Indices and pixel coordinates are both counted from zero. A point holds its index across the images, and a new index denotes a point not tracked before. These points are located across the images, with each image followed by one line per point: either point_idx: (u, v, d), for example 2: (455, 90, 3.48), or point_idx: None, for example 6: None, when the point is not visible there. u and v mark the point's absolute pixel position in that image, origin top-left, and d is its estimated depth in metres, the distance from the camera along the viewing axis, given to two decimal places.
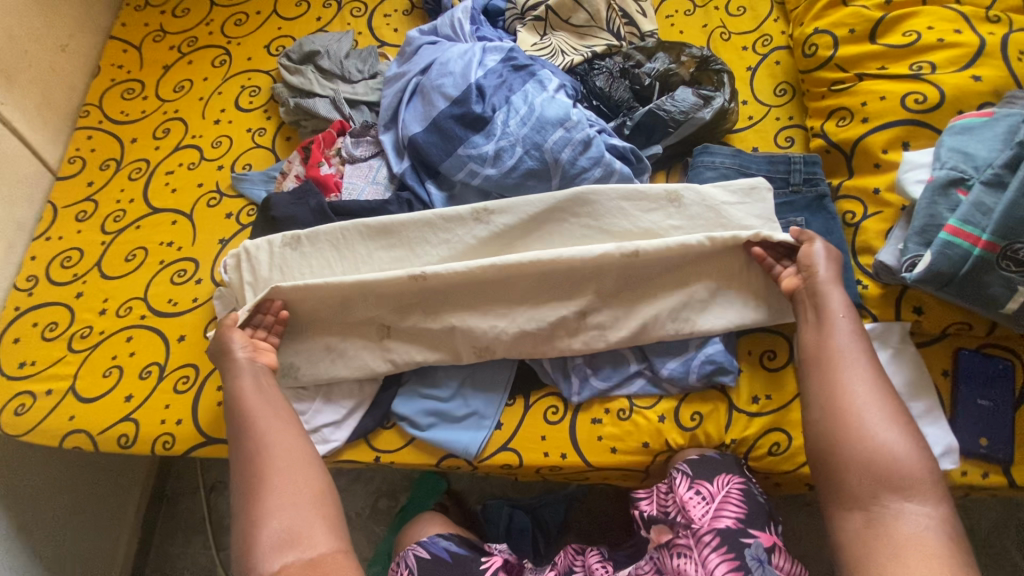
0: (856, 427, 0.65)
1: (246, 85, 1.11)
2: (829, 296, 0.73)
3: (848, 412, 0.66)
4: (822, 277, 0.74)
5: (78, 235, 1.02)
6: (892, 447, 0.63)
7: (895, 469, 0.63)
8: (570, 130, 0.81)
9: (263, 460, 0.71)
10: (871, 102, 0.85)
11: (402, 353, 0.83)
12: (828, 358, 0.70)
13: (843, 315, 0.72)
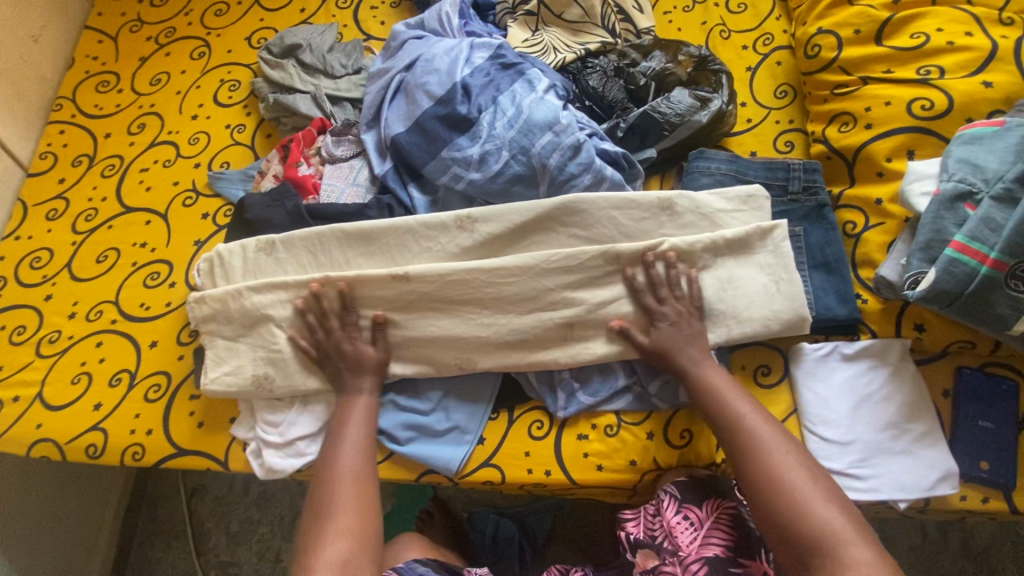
0: (775, 489, 0.62)
1: (225, 79, 1.07)
2: (701, 371, 0.72)
3: (755, 473, 0.64)
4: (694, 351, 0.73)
5: (48, 234, 0.98)
6: (813, 501, 0.60)
7: (809, 521, 0.59)
8: (559, 134, 0.77)
9: (334, 486, 0.69)
10: (876, 107, 0.81)
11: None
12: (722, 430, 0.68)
13: (721, 383, 0.70)
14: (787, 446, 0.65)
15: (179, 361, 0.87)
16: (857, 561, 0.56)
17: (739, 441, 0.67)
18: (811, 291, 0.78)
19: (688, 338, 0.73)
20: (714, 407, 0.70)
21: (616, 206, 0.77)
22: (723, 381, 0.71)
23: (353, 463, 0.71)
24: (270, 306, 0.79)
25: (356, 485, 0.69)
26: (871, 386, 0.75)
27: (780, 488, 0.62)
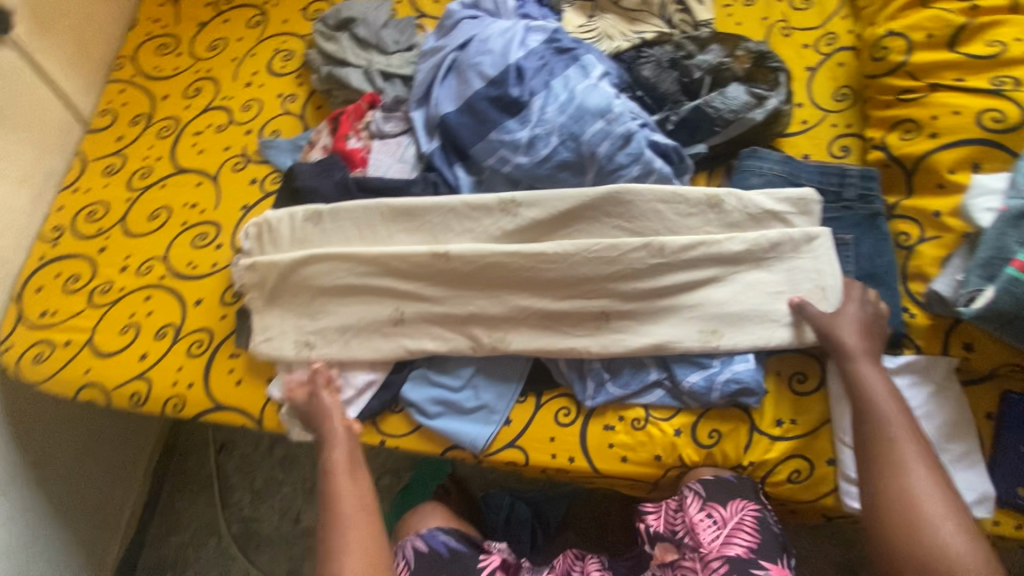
0: (925, 519, 0.60)
1: (280, 49, 1.08)
2: (863, 368, 0.69)
3: (902, 501, 0.62)
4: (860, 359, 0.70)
5: (105, 189, 1.02)
6: (952, 540, 0.59)
7: (953, 567, 0.58)
8: (611, 122, 0.76)
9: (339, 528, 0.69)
10: (942, 116, 0.78)
11: (415, 340, 0.80)
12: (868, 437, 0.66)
13: (888, 399, 0.67)
14: (943, 478, 0.63)
15: (222, 320, 0.90)
16: None
17: (888, 454, 0.64)
18: None
19: (868, 330, 0.72)
20: (870, 412, 0.67)
21: (662, 200, 0.76)
22: (886, 390, 0.67)
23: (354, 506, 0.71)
24: (314, 274, 0.82)
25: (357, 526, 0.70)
26: (911, 403, 0.73)
27: (920, 516, 0.60)
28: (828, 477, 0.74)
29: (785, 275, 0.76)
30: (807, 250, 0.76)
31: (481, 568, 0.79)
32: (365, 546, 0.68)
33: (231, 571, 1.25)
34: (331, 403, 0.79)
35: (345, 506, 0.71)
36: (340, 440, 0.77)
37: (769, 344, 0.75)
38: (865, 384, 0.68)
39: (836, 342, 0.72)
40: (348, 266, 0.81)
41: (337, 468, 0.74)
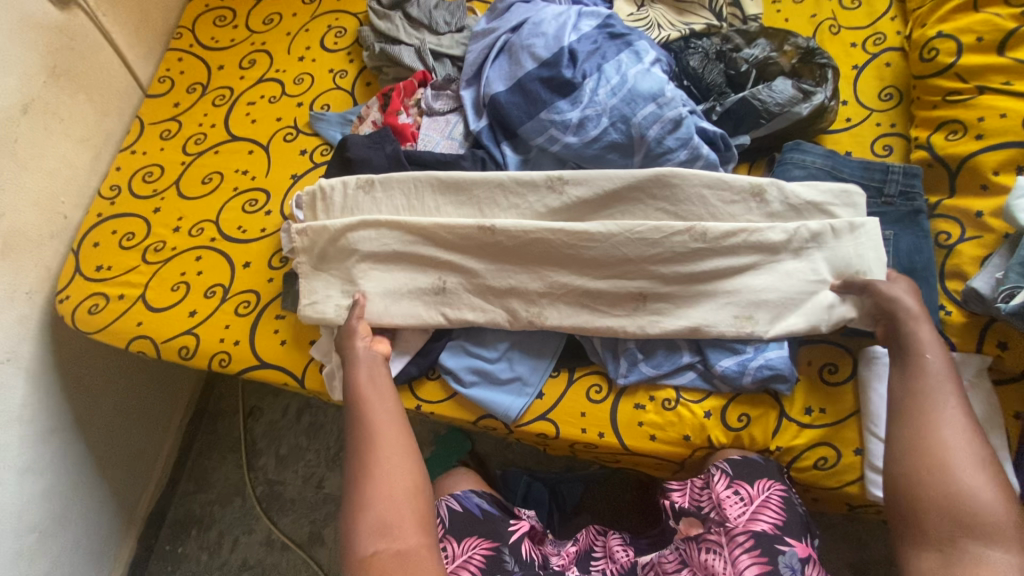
0: (954, 461, 0.61)
1: (332, 25, 1.11)
2: (921, 329, 0.70)
3: (933, 444, 0.62)
4: (908, 311, 0.71)
5: (161, 152, 1.06)
6: (983, 486, 0.59)
7: (976, 510, 0.58)
8: (662, 106, 0.78)
9: (368, 434, 0.70)
10: (989, 118, 0.79)
11: (456, 310, 0.83)
12: (910, 387, 0.67)
13: (932, 349, 0.68)
14: (978, 434, 0.63)
15: (268, 283, 0.94)
16: (1007, 561, 0.56)
17: (926, 402, 0.65)
18: None
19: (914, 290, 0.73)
20: (916, 365, 0.68)
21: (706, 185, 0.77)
22: (938, 349, 0.68)
23: (381, 412, 0.72)
24: (360, 240, 0.84)
25: (387, 429, 0.70)
26: None
27: (953, 461, 0.61)
28: (855, 466, 0.76)
29: (829, 263, 0.77)
30: (850, 238, 0.77)
31: (511, 531, 0.83)
32: (393, 446, 0.69)
33: (255, 530, 1.29)
34: (365, 341, 0.81)
35: (372, 412, 0.72)
36: (362, 358, 0.78)
37: (808, 330, 0.76)
38: (918, 341, 0.69)
39: (893, 305, 0.72)
40: (395, 234, 0.83)
41: (359, 381, 0.75)
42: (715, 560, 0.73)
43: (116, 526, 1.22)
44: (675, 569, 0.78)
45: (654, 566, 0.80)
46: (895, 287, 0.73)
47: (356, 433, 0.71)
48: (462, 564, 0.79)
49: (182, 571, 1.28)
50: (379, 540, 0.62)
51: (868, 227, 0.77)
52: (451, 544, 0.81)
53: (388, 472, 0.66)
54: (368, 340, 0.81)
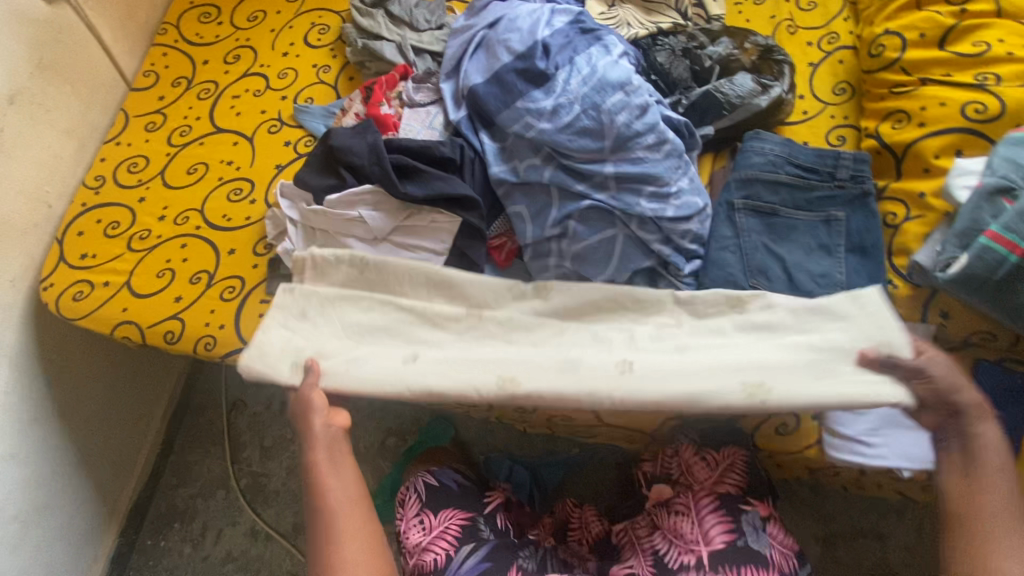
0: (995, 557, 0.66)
1: (316, 23, 1.15)
2: (984, 430, 0.70)
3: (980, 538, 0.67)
4: (974, 401, 0.71)
5: (146, 144, 1.08)
6: None
7: None
8: (630, 94, 0.83)
9: (333, 525, 0.73)
10: (930, 107, 0.85)
11: (421, 379, 0.79)
12: (974, 493, 0.69)
13: (992, 442, 0.70)
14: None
15: (253, 269, 0.96)
16: None
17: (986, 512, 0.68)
18: (845, 271, 0.83)
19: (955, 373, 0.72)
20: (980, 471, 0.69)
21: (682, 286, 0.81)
22: (998, 445, 0.70)
23: (343, 500, 0.74)
24: (350, 320, 0.86)
25: (353, 518, 0.73)
26: None
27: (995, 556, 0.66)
28: (810, 432, 0.81)
29: (840, 333, 0.75)
30: (861, 309, 0.75)
31: (486, 504, 0.89)
32: (359, 540, 0.72)
33: (239, 522, 1.30)
34: (324, 416, 0.79)
35: (334, 501, 0.74)
36: (320, 436, 0.77)
37: (831, 398, 0.71)
38: (981, 443, 0.70)
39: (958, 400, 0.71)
40: (384, 314, 0.86)
41: (321, 470, 0.75)
42: (682, 521, 0.79)
43: (96, 521, 1.22)
44: (648, 534, 0.82)
45: (628, 533, 0.85)
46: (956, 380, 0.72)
47: (317, 526, 0.73)
48: (438, 535, 0.83)
49: (164, 565, 1.28)
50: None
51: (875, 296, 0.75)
52: (428, 517, 0.85)
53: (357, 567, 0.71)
54: (327, 414, 0.79)
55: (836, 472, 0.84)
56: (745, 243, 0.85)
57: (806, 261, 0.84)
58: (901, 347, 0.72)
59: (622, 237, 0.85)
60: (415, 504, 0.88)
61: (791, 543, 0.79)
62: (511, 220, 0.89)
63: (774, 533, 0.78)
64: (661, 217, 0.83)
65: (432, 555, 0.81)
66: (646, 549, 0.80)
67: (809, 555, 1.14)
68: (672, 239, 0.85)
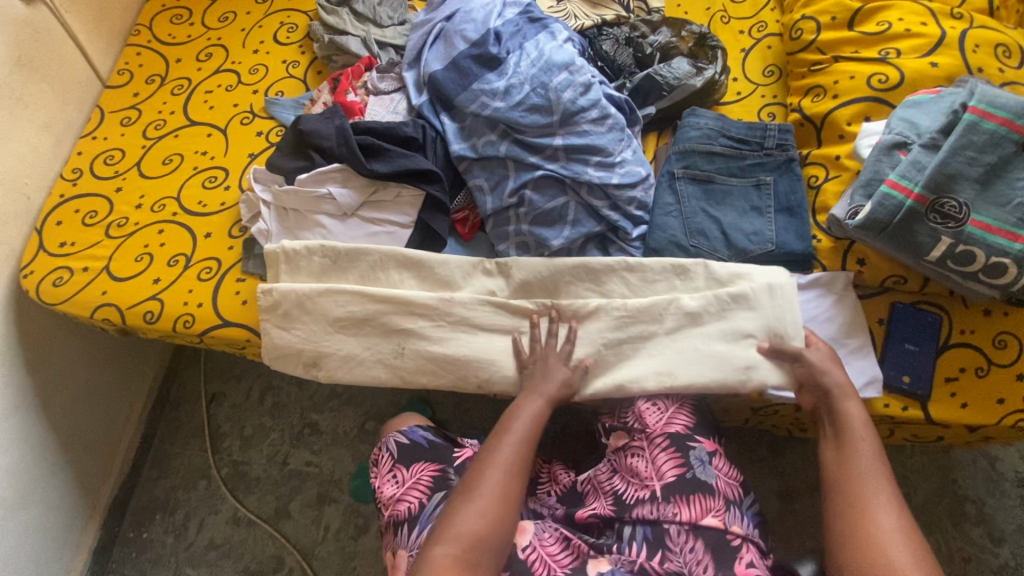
0: (874, 532, 0.68)
1: (285, 22, 1.21)
2: (849, 409, 0.79)
3: (861, 516, 0.70)
4: (838, 386, 0.80)
5: (122, 138, 1.13)
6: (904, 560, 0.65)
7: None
8: (573, 73, 0.93)
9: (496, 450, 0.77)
10: (842, 81, 0.95)
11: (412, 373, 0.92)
12: (846, 470, 0.75)
13: (858, 423, 0.77)
14: (901, 512, 0.69)
15: (229, 250, 1.01)
16: None
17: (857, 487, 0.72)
18: (775, 229, 0.92)
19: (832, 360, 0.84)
20: (849, 449, 0.76)
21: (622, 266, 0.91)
22: (865, 425, 0.77)
23: (519, 437, 0.78)
24: (327, 306, 0.92)
25: (516, 453, 0.77)
26: (818, 310, 0.90)
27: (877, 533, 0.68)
28: None
29: (747, 324, 0.88)
30: (768, 300, 0.87)
31: (455, 458, 0.91)
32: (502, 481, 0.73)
33: (220, 510, 1.31)
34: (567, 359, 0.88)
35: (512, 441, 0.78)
36: (544, 392, 0.84)
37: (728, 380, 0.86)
38: (848, 422, 0.78)
39: (824, 381, 0.82)
40: (356, 298, 0.92)
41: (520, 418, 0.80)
42: (638, 461, 0.85)
43: (79, 511, 1.24)
44: (608, 477, 0.88)
45: (591, 480, 0.90)
46: (821, 365, 0.83)
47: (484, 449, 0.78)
48: (411, 487, 0.88)
49: (147, 556, 1.29)
50: (453, 557, 0.65)
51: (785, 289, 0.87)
52: (400, 471, 0.90)
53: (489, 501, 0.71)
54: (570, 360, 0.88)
55: (774, 411, 0.93)
56: (685, 208, 0.94)
57: (739, 222, 0.93)
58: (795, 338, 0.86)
59: (574, 204, 0.93)
60: (388, 460, 0.92)
61: (736, 474, 0.86)
62: (472, 193, 0.96)
63: (720, 465, 0.85)
64: (607, 184, 0.91)
65: (406, 504, 0.86)
66: (607, 491, 0.87)
67: (768, 510, 1.20)
68: (619, 206, 0.93)
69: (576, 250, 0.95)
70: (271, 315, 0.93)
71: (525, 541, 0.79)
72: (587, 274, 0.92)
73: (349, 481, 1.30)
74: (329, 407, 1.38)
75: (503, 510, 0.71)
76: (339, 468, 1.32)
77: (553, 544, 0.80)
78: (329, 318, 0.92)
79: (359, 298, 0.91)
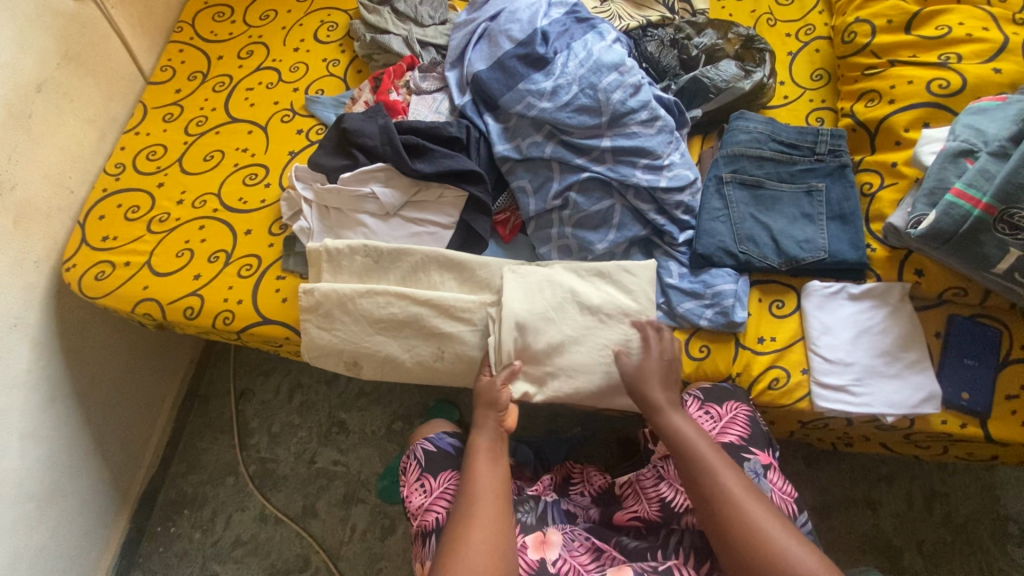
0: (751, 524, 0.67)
1: (325, 20, 1.21)
2: (670, 420, 0.79)
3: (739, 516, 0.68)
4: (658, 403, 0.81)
5: (163, 133, 1.14)
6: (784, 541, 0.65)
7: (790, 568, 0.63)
8: (623, 74, 0.92)
9: (475, 501, 0.74)
10: (899, 85, 0.93)
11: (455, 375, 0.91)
12: (704, 477, 0.72)
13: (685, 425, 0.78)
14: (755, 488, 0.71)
15: (269, 248, 1.01)
16: None
17: (716, 485, 0.71)
18: (827, 237, 0.89)
19: (665, 380, 0.82)
20: (685, 454, 0.75)
21: (599, 272, 0.90)
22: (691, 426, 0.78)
23: (490, 481, 0.76)
24: (368, 306, 0.91)
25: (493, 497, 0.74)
26: (871, 321, 0.87)
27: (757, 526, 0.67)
28: (803, 384, 0.86)
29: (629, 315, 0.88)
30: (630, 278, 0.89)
31: None
32: (491, 524, 0.71)
33: (248, 506, 1.31)
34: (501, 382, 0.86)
35: (480, 485, 0.76)
36: (490, 424, 0.83)
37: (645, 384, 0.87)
38: (674, 432, 0.78)
39: (644, 398, 0.82)
40: (397, 298, 0.91)
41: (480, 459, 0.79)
42: None
43: (110, 505, 1.24)
44: (654, 484, 0.84)
45: (632, 483, 0.87)
46: (640, 380, 0.83)
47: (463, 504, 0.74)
48: (438, 497, 0.86)
49: (175, 551, 1.29)
50: None
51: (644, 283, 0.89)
52: (429, 481, 0.89)
53: (482, 549, 0.68)
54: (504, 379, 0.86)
55: (824, 424, 0.90)
56: (734, 214, 0.91)
57: (790, 228, 0.90)
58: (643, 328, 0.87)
59: (620, 207, 0.91)
60: (415, 469, 0.91)
61: (791, 489, 0.82)
62: (515, 194, 0.94)
63: (775, 479, 0.80)
64: (654, 187, 0.90)
65: (434, 514, 0.85)
66: (653, 497, 0.84)
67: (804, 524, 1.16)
68: (665, 210, 0.92)
69: (620, 254, 0.93)
70: (312, 315, 0.92)
71: (554, 554, 0.79)
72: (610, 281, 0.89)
73: (377, 481, 1.28)
74: (357, 406, 1.37)
75: (499, 550, 0.69)
76: (365, 467, 1.32)
77: (583, 554, 0.80)
78: (369, 318, 0.91)
79: (399, 298, 0.90)
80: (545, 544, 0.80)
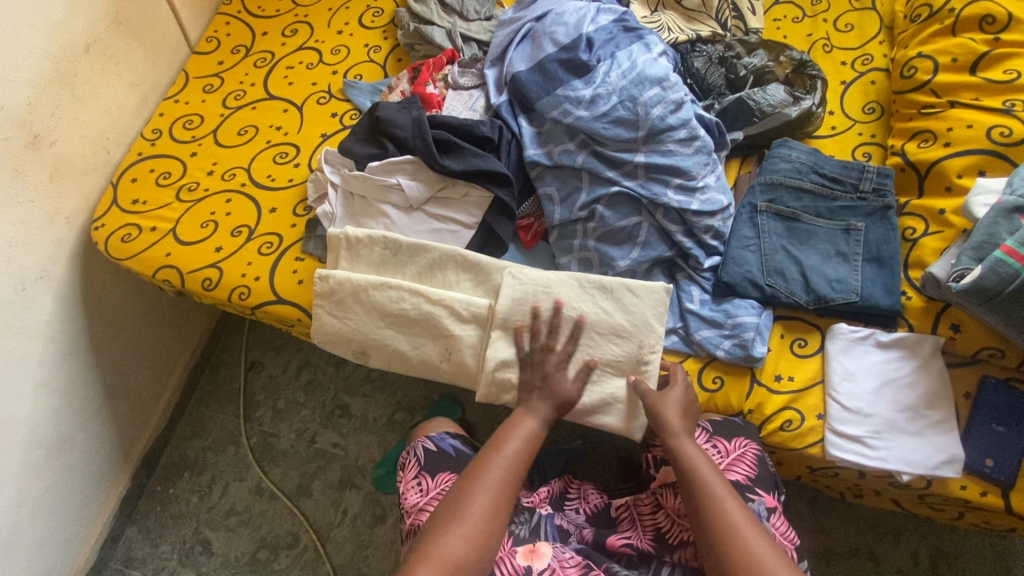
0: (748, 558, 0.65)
1: (370, 5, 1.21)
2: (684, 445, 0.75)
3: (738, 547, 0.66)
4: (672, 427, 0.77)
5: (201, 103, 1.15)
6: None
7: None
8: (665, 89, 0.89)
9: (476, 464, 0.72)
10: (957, 128, 0.88)
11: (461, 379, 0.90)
12: (713, 513, 0.69)
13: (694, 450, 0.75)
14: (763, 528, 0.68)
15: (291, 228, 1.01)
16: None
17: (720, 518, 0.68)
18: (860, 280, 0.85)
19: (686, 410, 0.79)
20: (696, 487, 0.72)
21: (602, 287, 0.87)
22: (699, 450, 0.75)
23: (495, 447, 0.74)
24: (381, 299, 0.90)
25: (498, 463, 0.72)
26: (898, 372, 0.83)
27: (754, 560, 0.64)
28: (817, 430, 0.82)
29: (625, 341, 0.85)
30: (632, 298, 0.86)
31: None
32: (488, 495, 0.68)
33: (246, 477, 1.33)
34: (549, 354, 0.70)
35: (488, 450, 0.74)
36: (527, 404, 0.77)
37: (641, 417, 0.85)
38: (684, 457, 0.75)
39: (658, 420, 0.79)
40: (409, 294, 0.90)
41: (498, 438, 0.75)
42: None
43: (114, 459, 1.27)
44: (651, 511, 0.84)
45: (629, 508, 0.87)
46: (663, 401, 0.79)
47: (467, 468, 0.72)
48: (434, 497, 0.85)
49: (171, 512, 1.31)
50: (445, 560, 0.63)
51: (644, 307, 0.86)
52: (426, 479, 0.88)
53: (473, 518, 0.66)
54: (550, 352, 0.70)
55: (834, 472, 0.86)
56: (765, 244, 0.88)
57: (823, 266, 0.86)
58: (654, 368, 0.85)
59: (646, 225, 0.89)
60: (413, 467, 0.90)
61: (793, 537, 0.78)
62: (541, 201, 0.93)
63: (778, 524, 0.77)
64: (685, 209, 0.87)
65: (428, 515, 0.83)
66: (648, 525, 0.83)
67: None
68: (694, 232, 0.89)
69: (641, 273, 0.91)
70: (325, 301, 0.92)
71: (542, 564, 0.77)
72: (613, 299, 0.86)
73: (373, 469, 1.29)
74: (362, 391, 1.38)
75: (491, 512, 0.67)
76: (362, 452, 1.32)
77: (572, 567, 0.78)
78: (380, 311, 0.91)
79: (412, 294, 0.90)
80: (534, 553, 0.79)
